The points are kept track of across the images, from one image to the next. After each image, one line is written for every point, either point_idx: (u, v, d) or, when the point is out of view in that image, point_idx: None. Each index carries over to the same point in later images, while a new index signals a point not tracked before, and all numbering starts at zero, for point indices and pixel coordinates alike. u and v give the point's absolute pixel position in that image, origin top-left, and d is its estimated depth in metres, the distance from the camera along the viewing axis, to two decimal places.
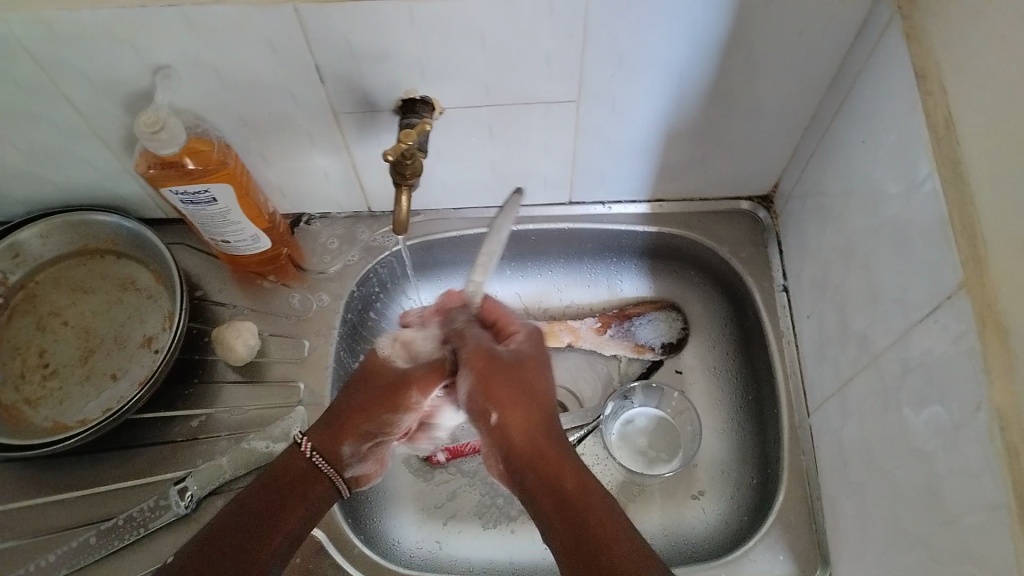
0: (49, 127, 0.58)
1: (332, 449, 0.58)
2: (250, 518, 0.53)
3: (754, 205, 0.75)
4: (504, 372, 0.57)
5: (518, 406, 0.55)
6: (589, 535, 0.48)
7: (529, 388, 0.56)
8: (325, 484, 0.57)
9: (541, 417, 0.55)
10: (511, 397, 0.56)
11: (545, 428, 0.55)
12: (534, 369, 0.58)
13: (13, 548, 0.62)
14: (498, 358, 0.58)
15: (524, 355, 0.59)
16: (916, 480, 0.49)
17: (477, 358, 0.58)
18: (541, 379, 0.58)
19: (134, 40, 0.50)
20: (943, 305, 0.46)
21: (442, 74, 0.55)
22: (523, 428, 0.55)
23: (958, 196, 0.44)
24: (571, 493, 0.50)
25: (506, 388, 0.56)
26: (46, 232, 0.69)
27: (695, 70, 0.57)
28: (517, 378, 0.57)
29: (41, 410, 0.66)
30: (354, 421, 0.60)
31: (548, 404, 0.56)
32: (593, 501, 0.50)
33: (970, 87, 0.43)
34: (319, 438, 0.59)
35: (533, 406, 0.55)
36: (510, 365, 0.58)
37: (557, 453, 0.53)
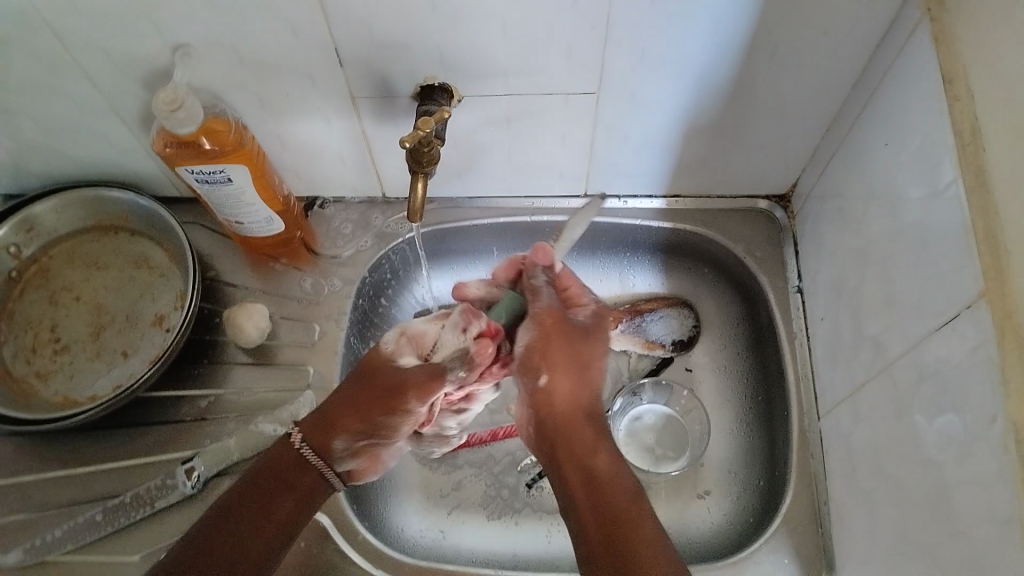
0: (67, 102, 0.58)
1: (322, 444, 0.57)
2: (243, 515, 0.53)
3: (772, 204, 0.75)
4: (566, 338, 0.57)
5: (570, 375, 0.56)
6: (612, 508, 0.49)
7: (585, 362, 0.57)
8: (313, 476, 0.57)
9: (587, 395, 0.56)
10: (567, 364, 0.56)
11: (588, 406, 0.56)
12: (596, 344, 0.58)
13: (20, 521, 0.63)
14: (564, 322, 0.58)
15: (591, 326, 0.59)
16: (926, 489, 0.49)
17: (544, 316, 0.58)
18: (598, 358, 0.58)
19: (154, 17, 0.50)
20: (961, 313, 0.45)
21: (462, 61, 0.55)
22: (568, 398, 0.55)
23: (982, 204, 0.43)
24: (603, 471, 0.51)
25: (564, 355, 0.56)
26: (61, 208, 0.69)
27: (717, 66, 0.56)
28: (578, 347, 0.57)
29: (51, 385, 0.66)
30: (346, 419, 0.57)
31: (597, 385, 0.57)
32: (620, 481, 0.51)
33: (998, 93, 0.43)
34: (309, 431, 0.57)
35: (582, 381, 0.56)
36: (574, 334, 0.58)
37: (594, 434, 0.54)
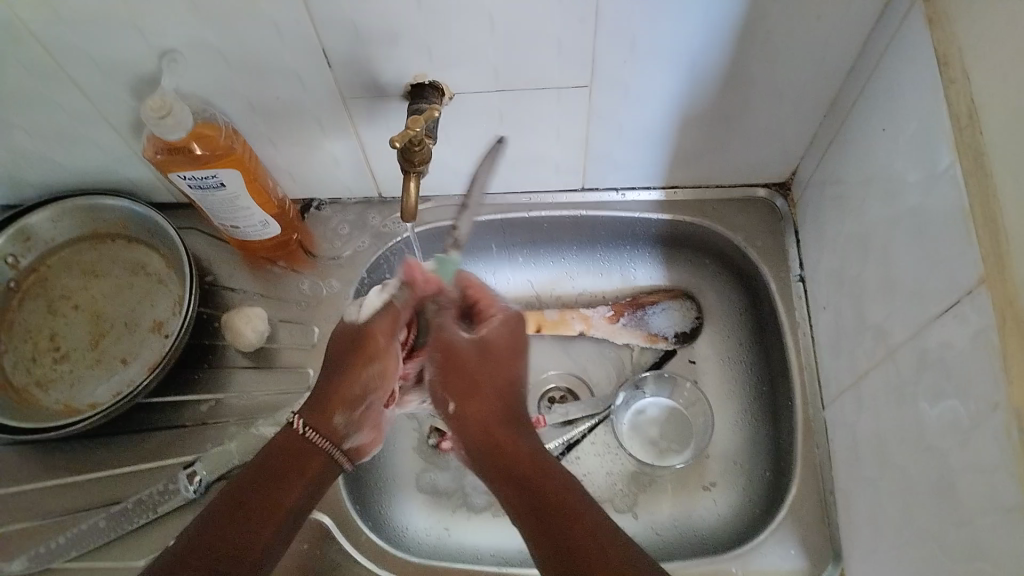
0: (59, 111, 0.58)
1: (324, 424, 0.57)
2: (236, 510, 0.52)
3: (771, 192, 0.74)
4: (463, 370, 0.58)
5: (475, 397, 0.57)
6: (552, 526, 0.49)
7: (489, 380, 0.57)
8: (323, 460, 0.56)
9: (498, 407, 0.57)
10: (466, 389, 0.57)
11: (502, 420, 0.56)
12: (499, 362, 0.58)
13: (23, 530, 0.63)
14: (460, 349, 0.58)
15: (491, 342, 0.58)
16: (930, 475, 0.48)
17: (437, 343, 0.59)
18: (504, 372, 0.58)
19: (139, 25, 0.50)
20: (961, 298, 0.44)
21: (451, 57, 0.54)
22: (478, 420, 0.56)
23: (980, 188, 0.43)
24: (533, 485, 0.52)
25: (463, 379, 0.57)
26: (58, 216, 0.69)
27: (710, 56, 0.55)
28: (479, 366, 0.57)
29: (52, 393, 0.66)
30: (331, 391, 0.57)
31: (510, 396, 0.57)
32: (552, 483, 0.52)
33: (993, 73, 0.42)
34: (309, 418, 0.57)
35: (488, 397, 0.57)
36: (471, 358, 0.58)
37: (515, 442, 0.55)
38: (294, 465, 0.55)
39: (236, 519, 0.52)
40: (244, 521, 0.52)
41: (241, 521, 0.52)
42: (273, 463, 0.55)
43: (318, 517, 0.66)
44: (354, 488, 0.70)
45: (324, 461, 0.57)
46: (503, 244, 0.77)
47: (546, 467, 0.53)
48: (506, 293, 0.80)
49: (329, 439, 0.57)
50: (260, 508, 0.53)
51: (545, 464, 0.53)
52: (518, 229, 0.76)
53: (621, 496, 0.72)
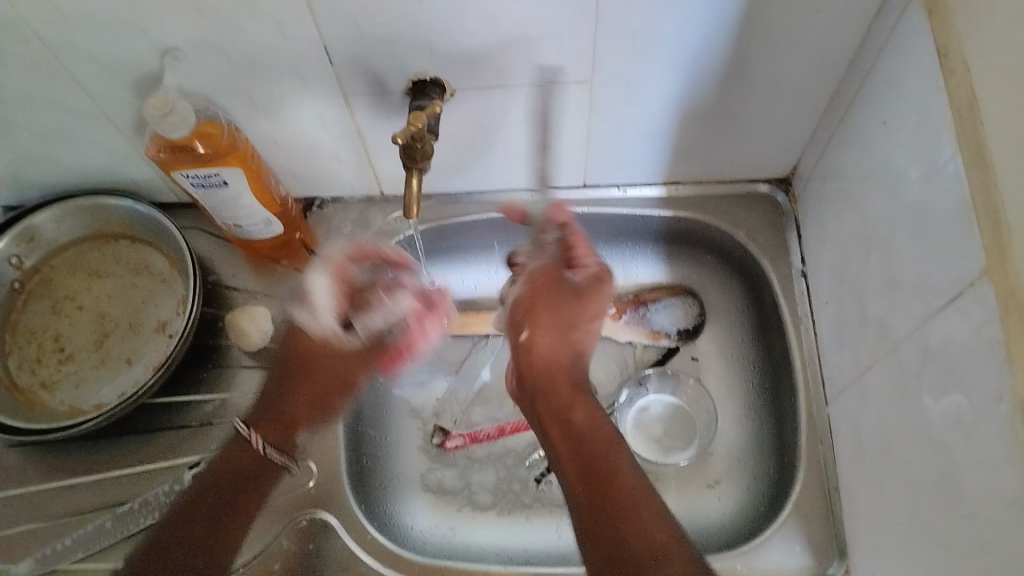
0: (62, 112, 0.59)
1: (273, 431, 0.65)
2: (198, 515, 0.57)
3: (773, 188, 0.74)
4: (548, 308, 0.63)
5: (552, 330, 0.62)
6: (594, 466, 0.53)
7: (572, 324, 0.62)
8: (275, 471, 0.63)
9: (568, 355, 0.62)
10: (549, 322, 0.62)
11: (569, 368, 0.62)
12: (581, 317, 0.63)
13: (31, 531, 0.64)
14: (558, 287, 0.63)
15: (585, 296, 0.63)
16: (933, 466, 0.48)
17: (540, 271, 0.65)
18: (586, 320, 0.63)
19: (140, 24, 0.50)
20: (963, 289, 0.44)
21: (452, 53, 0.54)
22: (548, 352, 0.62)
23: (981, 177, 0.43)
24: (584, 431, 0.56)
25: (547, 313, 0.63)
26: (62, 218, 0.69)
27: (709, 52, 0.55)
28: (564, 308, 0.63)
29: (57, 394, 0.67)
30: (296, 407, 0.67)
31: (579, 351, 0.63)
32: (600, 434, 0.56)
33: (993, 63, 0.42)
34: (265, 431, 0.65)
35: (566, 338, 0.62)
36: (564, 295, 0.63)
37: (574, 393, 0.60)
38: (246, 474, 0.61)
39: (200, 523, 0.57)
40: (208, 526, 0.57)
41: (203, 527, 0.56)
42: (221, 473, 0.60)
43: (324, 517, 0.66)
44: (358, 487, 0.70)
45: (274, 472, 0.63)
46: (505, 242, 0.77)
47: (598, 424, 0.57)
48: None
49: (280, 450, 0.65)
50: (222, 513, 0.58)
51: (597, 418, 0.57)
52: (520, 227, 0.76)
53: None
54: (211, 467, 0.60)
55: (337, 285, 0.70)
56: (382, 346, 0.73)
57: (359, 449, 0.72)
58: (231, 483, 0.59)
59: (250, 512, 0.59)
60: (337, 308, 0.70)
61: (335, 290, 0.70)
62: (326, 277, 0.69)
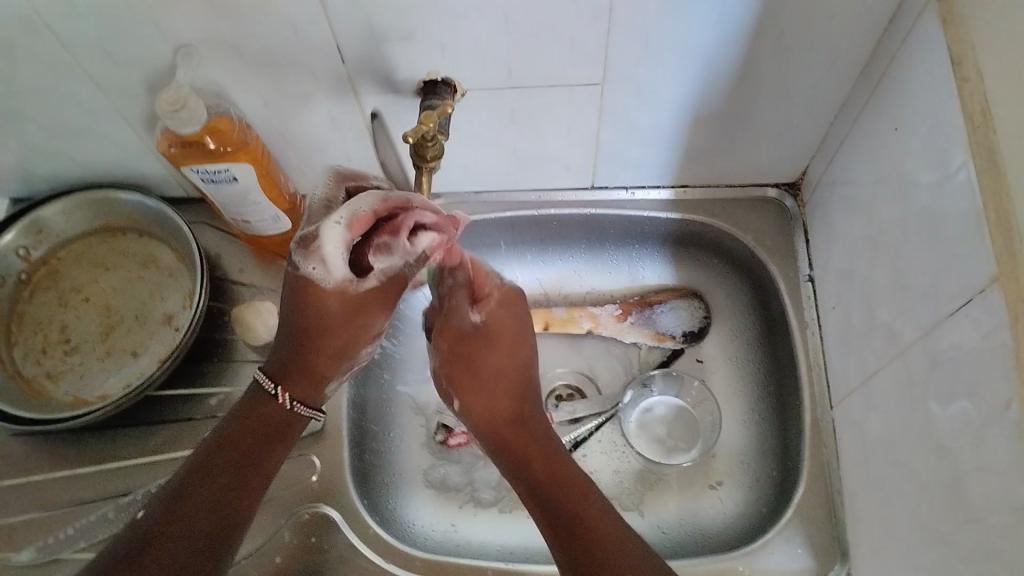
0: (73, 105, 0.59)
1: (311, 390, 0.56)
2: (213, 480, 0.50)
3: (781, 193, 0.74)
4: (471, 356, 0.61)
5: (478, 392, 0.61)
6: (552, 505, 0.54)
7: (494, 365, 0.61)
8: (301, 424, 0.57)
9: (506, 401, 0.60)
10: (472, 386, 0.61)
11: (514, 417, 0.60)
12: (505, 343, 0.61)
13: (34, 519, 0.64)
14: (465, 334, 0.62)
15: (494, 329, 0.61)
16: (939, 474, 0.48)
17: (446, 331, 0.63)
18: (505, 354, 0.61)
19: (154, 18, 0.50)
20: (974, 298, 0.44)
21: (464, 54, 0.54)
22: (485, 415, 0.60)
23: (994, 188, 0.43)
24: (534, 468, 0.56)
25: (467, 371, 0.61)
26: (70, 209, 0.69)
27: (722, 56, 0.55)
28: (477, 357, 0.61)
29: (63, 385, 0.67)
30: (322, 361, 0.55)
31: (514, 387, 0.61)
32: (552, 466, 0.56)
33: (1008, 74, 0.42)
34: (296, 390, 0.55)
35: (490, 388, 0.61)
36: (473, 342, 0.61)
37: (524, 435, 0.59)
38: (267, 435, 0.54)
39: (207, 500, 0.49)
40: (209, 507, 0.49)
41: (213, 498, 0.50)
42: (244, 436, 0.53)
43: (325, 510, 0.66)
44: (361, 483, 0.70)
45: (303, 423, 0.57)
46: (512, 242, 0.77)
47: (549, 452, 0.57)
48: None
49: (313, 399, 0.57)
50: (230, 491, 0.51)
51: (546, 447, 0.58)
52: (528, 227, 0.76)
53: (627, 494, 0.72)
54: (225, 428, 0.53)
55: (329, 216, 0.57)
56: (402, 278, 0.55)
57: (362, 444, 0.72)
58: (241, 457, 0.52)
59: (261, 480, 0.53)
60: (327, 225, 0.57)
61: (349, 243, 0.51)
62: (314, 207, 0.56)
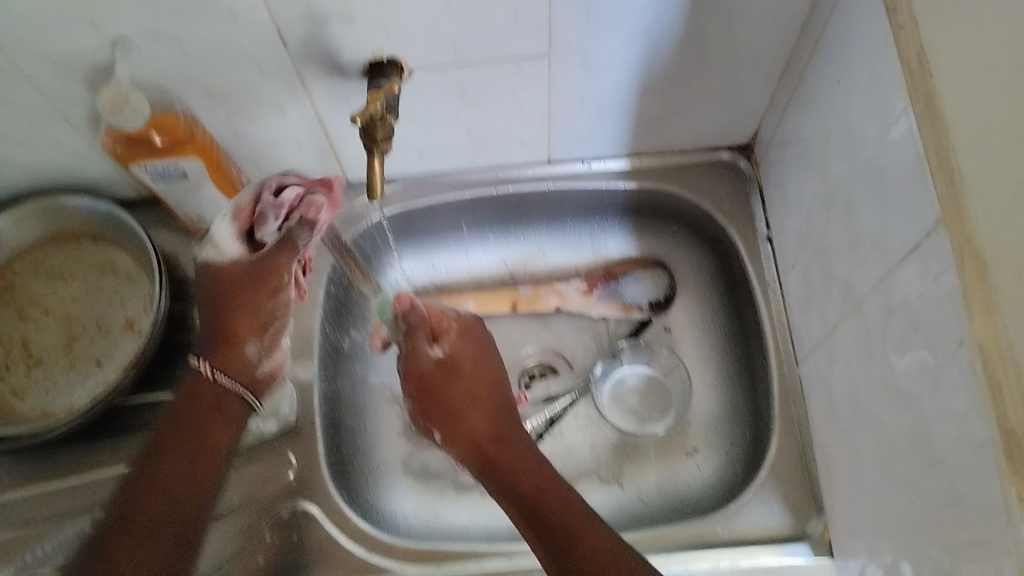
0: (14, 110, 0.58)
1: (232, 356, 0.60)
2: (182, 441, 0.55)
3: (735, 154, 0.75)
4: (440, 388, 0.61)
5: (450, 421, 0.60)
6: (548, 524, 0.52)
7: (465, 389, 0.61)
8: (234, 399, 0.60)
9: (484, 422, 0.59)
10: (449, 416, 0.60)
11: (493, 436, 0.58)
12: (471, 370, 0.62)
13: (4, 541, 0.62)
14: (431, 369, 0.62)
15: (458, 358, 0.62)
16: (903, 418, 0.49)
17: (411, 373, 0.63)
18: (478, 380, 0.61)
19: (87, 13, 0.49)
20: (922, 240, 0.45)
21: (407, 32, 0.54)
22: (464, 441, 0.59)
23: (933, 128, 0.43)
24: (522, 485, 0.55)
25: (438, 405, 0.61)
26: (20, 220, 0.68)
27: (664, 21, 0.56)
28: (448, 388, 0.61)
29: (27, 399, 0.66)
30: (240, 319, 0.60)
31: (493, 407, 0.60)
32: (541, 483, 0.54)
33: (940, 15, 0.42)
34: (220, 356, 0.60)
35: (466, 411, 0.60)
36: (437, 377, 0.61)
37: (507, 452, 0.57)
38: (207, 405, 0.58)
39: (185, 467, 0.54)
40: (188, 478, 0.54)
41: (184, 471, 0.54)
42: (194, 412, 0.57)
43: (305, 506, 0.66)
44: (338, 474, 0.70)
45: (240, 407, 0.60)
46: (473, 223, 0.77)
47: (535, 468, 0.56)
48: (481, 272, 0.80)
49: (240, 378, 0.61)
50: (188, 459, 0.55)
51: (532, 462, 0.56)
52: (489, 209, 0.76)
53: (606, 467, 0.72)
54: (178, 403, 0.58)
55: None
56: (292, 244, 0.59)
57: (336, 436, 0.72)
58: (194, 424, 0.57)
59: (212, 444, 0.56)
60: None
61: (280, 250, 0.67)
62: None
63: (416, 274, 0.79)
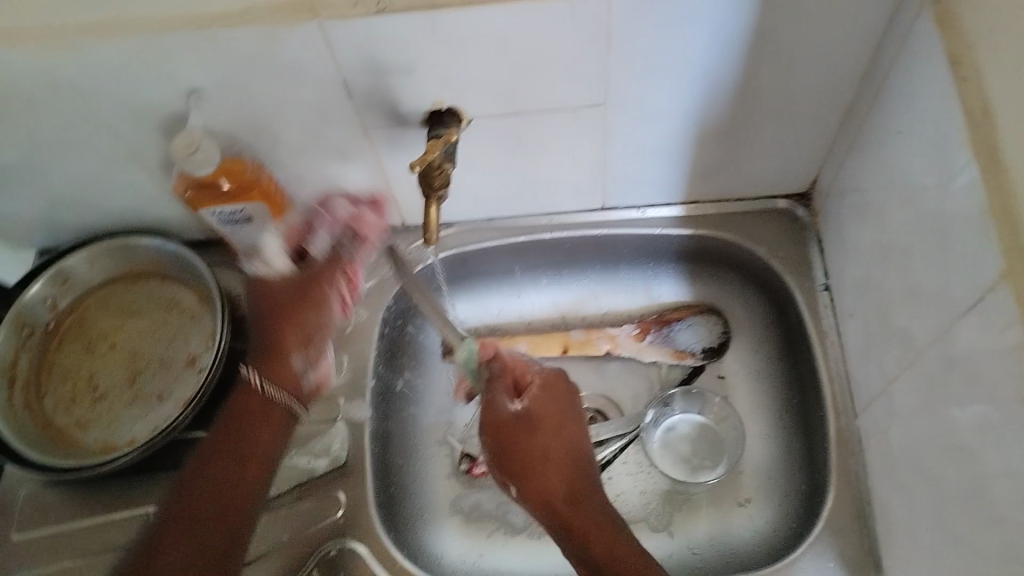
0: (95, 155, 0.61)
1: (280, 370, 0.61)
2: (223, 454, 0.57)
3: (792, 203, 0.74)
4: (515, 445, 0.59)
5: (525, 480, 0.58)
6: None
7: (542, 449, 0.59)
8: (282, 409, 0.61)
9: (558, 482, 0.58)
10: (526, 475, 0.58)
11: (569, 497, 0.57)
12: (549, 427, 0.59)
13: (70, 568, 0.65)
14: (510, 424, 0.60)
15: (536, 415, 0.60)
16: (963, 477, 0.48)
17: (490, 432, 0.61)
18: (556, 441, 0.59)
19: (167, 65, 0.51)
20: (984, 297, 0.44)
21: (468, 83, 0.55)
22: (541, 502, 0.58)
23: (1000, 182, 0.43)
24: (599, 554, 0.54)
25: (516, 465, 0.59)
26: (93, 259, 0.71)
27: (720, 71, 0.56)
28: (526, 449, 0.59)
29: (91, 432, 0.68)
30: (285, 334, 0.61)
31: (571, 467, 0.59)
32: (619, 554, 0.54)
33: (1005, 68, 0.42)
34: (270, 370, 0.60)
35: (541, 470, 0.58)
36: (516, 435, 0.59)
37: (585, 515, 0.56)
38: (255, 413, 0.59)
39: (227, 466, 0.57)
40: (233, 458, 0.57)
41: (232, 461, 0.57)
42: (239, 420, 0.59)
43: (353, 546, 0.66)
44: (388, 515, 0.70)
45: (285, 415, 0.61)
46: (526, 267, 0.78)
47: (611, 532, 0.56)
48: (533, 316, 0.80)
49: (285, 389, 0.61)
50: (233, 476, 0.57)
51: (610, 527, 0.56)
52: (542, 251, 0.77)
53: (657, 515, 0.71)
54: (221, 422, 0.59)
55: (292, 244, 0.64)
56: (339, 259, 0.63)
57: (387, 477, 0.72)
58: (240, 431, 0.58)
59: (263, 448, 0.59)
60: (283, 244, 0.63)
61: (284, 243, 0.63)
62: (277, 232, 0.64)
63: (470, 316, 0.80)
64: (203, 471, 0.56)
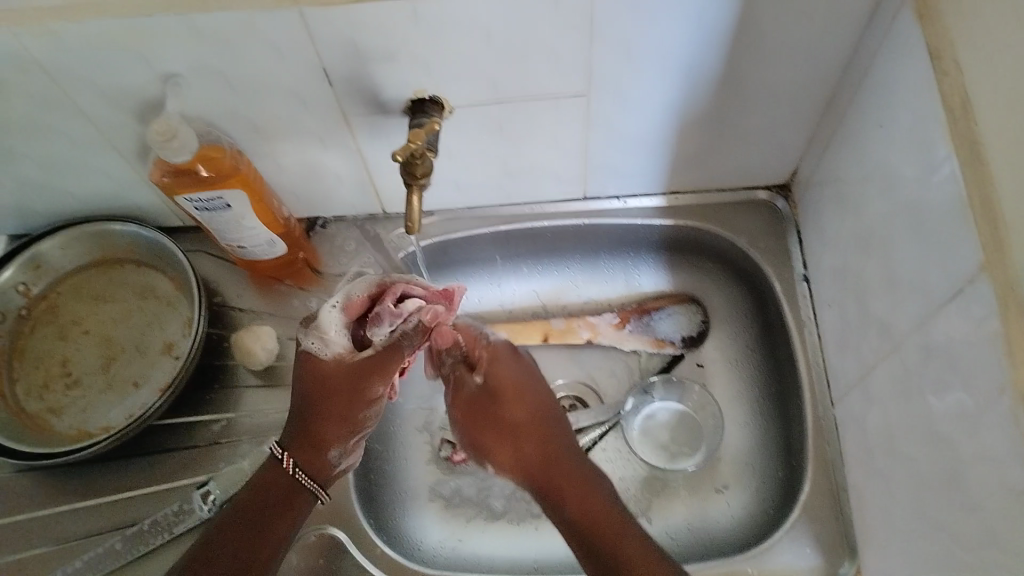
0: (67, 140, 0.59)
1: (314, 458, 0.59)
2: (247, 522, 0.56)
3: (772, 194, 0.74)
4: (484, 412, 0.63)
5: (498, 443, 0.62)
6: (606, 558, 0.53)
7: (507, 415, 0.61)
8: (306, 496, 0.59)
9: (525, 444, 0.60)
10: (496, 437, 0.62)
11: (540, 457, 0.59)
12: (510, 396, 0.62)
13: (42, 555, 0.64)
14: (476, 396, 0.63)
15: (495, 384, 0.62)
16: (941, 465, 0.48)
17: (458, 404, 0.65)
18: (517, 408, 0.61)
19: (142, 49, 0.50)
20: (963, 289, 0.44)
21: (449, 71, 0.55)
22: (513, 461, 0.61)
23: (977, 176, 0.43)
24: (571, 509, 0.56)
25: (489, 430, 0.62)
26: (67, 244, 0.70)
27: (703, 62, 0.56)
28: (491, 414, 0.62)
29: (65, 418, 0.67)
30: (330, 428, 0.58)
31: (535, 429, 0.60)
32: (590, 506, 0.55)
33: (984, 64, 0.42)
34: (304, 456, 0.58)
35: (505, 431, 0.62)
36: (480, 403, 0.63)
37: (556, 473, 0.58)
38: (282, 495, 0.58)
39: (246, 537, 0.55)
40: (256, 533, 0.56)
41: (250, 535, 0.56)
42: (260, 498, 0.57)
43: (331, 531, 0.66)
44: (367, 502, 0.70)
45: (307, 500, 0.59)
46: (507, 256, 0.78)
47: (582, 486, 0.57)
48: (513, 304, 0.81)
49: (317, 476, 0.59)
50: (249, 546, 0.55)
51: (581, 482, 0.57)
52: (523, 241, 0.77)
53: (635, 501, 0.72)
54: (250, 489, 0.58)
55: (351, 320, 0.59)
56: (402, 350, 0.60)
57: (366, 464, 0.72)
58: (262, 514, 0.57)
59: (277, 535, 0.56)
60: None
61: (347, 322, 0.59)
62: (339, 309, 0.58)
63: None
64: (228, 532, 0.55)
